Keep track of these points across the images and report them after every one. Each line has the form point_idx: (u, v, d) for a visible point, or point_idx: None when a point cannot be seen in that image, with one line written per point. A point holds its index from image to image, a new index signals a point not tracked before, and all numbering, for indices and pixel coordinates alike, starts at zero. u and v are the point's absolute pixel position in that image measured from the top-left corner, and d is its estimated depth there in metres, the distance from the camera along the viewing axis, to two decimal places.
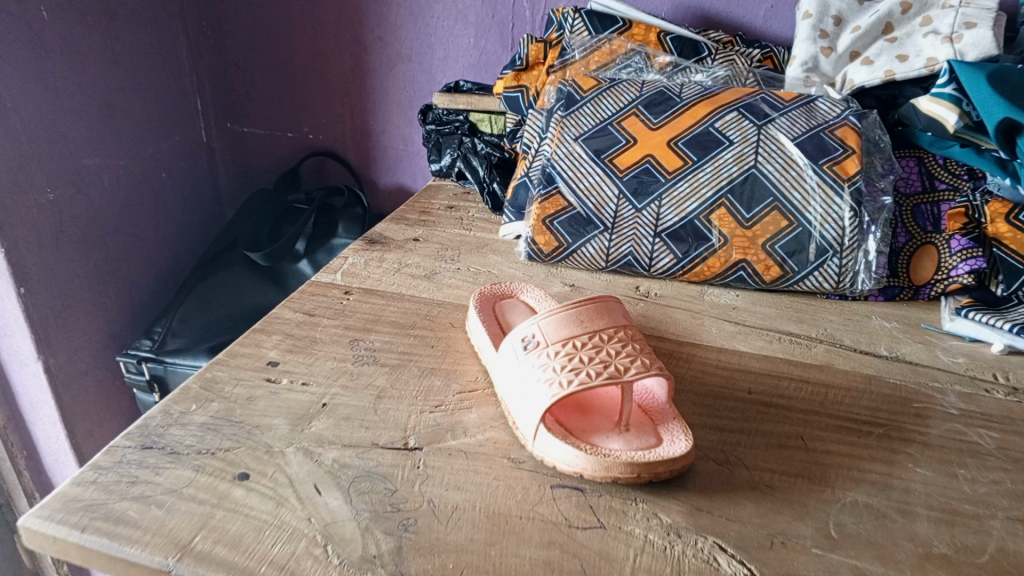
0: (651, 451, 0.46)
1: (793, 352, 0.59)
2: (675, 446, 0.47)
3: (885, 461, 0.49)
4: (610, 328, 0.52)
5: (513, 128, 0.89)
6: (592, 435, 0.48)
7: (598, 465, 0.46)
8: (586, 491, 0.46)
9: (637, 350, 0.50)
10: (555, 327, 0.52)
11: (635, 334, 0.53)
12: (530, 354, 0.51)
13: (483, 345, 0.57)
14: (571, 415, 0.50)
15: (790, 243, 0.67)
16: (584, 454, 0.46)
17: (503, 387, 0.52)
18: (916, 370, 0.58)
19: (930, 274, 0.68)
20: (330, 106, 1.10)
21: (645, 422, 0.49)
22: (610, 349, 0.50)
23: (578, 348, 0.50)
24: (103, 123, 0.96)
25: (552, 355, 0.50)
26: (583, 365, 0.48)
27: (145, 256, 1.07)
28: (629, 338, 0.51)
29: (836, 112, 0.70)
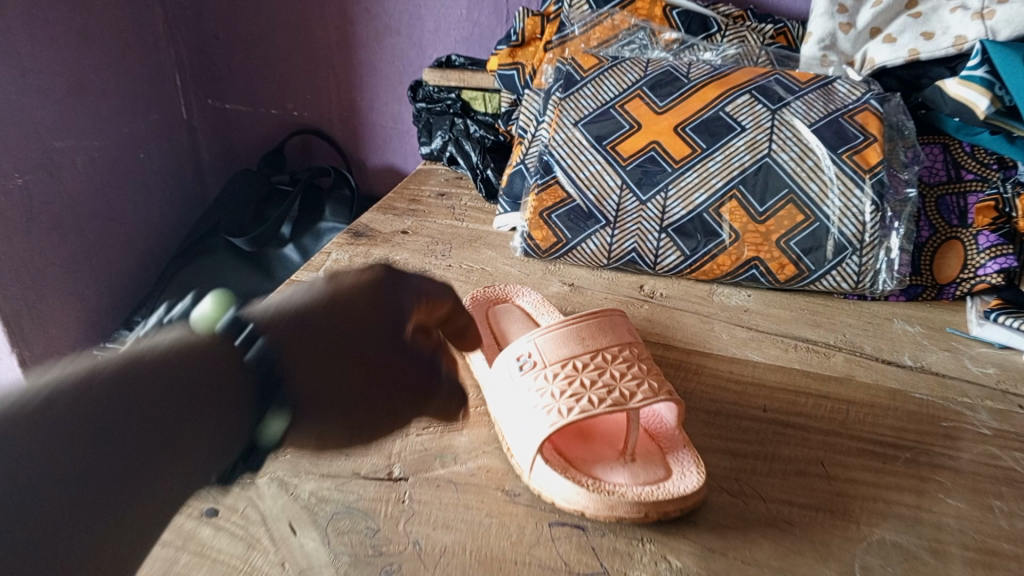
0: (659, 488, 0.42)
1: (810, 363, 0.55)
2: (686, 480, 0.43)
3: (914, 491, 0.45)
4: (614, 345, 0.48)
5: (507, 108, 0.82)
6: (595, 468, 0.44)
7: (600, 504, 0.42)
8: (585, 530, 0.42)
9: (644, 372, 0.46)
10: (553, 344, 0.48)
11: (641, 352, 0.49)
12: (526, 376, 0.46)
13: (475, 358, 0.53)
14: (572, 444, 0.46)
15: (806, 240, 0.62)
16: (585, 491, 0.42)
17: (496, 409, 0.48)
18: (944, 384, 0.53)
19: (955, 272, 0.63)
20: (315, 81, 1.04)
21: (651, 452, 0.46)
22: (614, 371, 0.46)
23: (579, 368, 0.46)
24: (74, 102, 0.90)
25: (551, 377, 0.46)
26: (586, 389, 0.45)
27: (125, 241, 1.02)
28: (636, 357, 0.47)
29: (856, 96, 0.65)
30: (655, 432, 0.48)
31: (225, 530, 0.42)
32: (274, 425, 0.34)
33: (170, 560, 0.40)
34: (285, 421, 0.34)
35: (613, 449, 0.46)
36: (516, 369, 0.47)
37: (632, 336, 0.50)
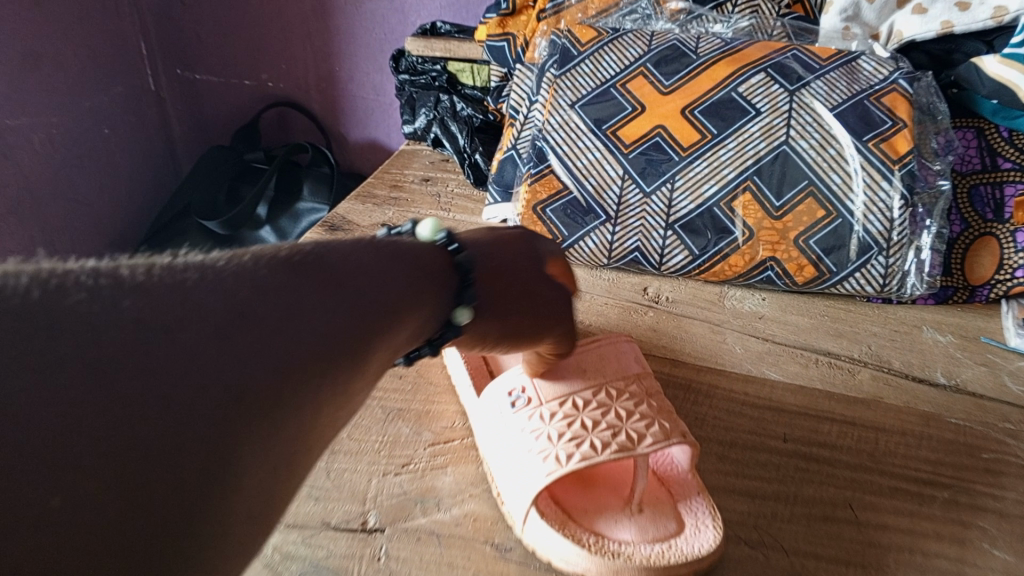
0: (670, 546, 0.37)
1: (833, 382, 0.50)
2: (698, 537, 0.38)
3: (954, 540, 0.40)
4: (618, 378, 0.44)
5: (496, 83, 0.76)
6: (597, 519, 0.39)
7: (604, 567, 0.36)
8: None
9: (653, 410, 0.41)
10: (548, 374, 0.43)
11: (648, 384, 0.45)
12: (519, 414, 0.42)
13: (462, 385, 0.48)
14: (572, 492, 0.41)
15: (827, 238, 0.56)
16: (587, 554, 0.37)
17: (484, 447, 0.43)
18: (982, 407, 0.48)
19: (989, 272, 0.57)
20: (291, 49, 0.97)
21: (658, 500, 0.41)
22: (619, 409, 0.41)
23: (578, 405, 0.42)
24: (28, 76, 0.83)
25: (547, 414, 0.41)
26: (584, 429, 0.40)
27: (90, 223, 0.96)
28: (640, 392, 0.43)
29: (882, 75, 0.59)
30: (663, 474, 0.43)
31: None
32: (461, 314, 0.34)
33: None
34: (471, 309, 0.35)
35: (616, 497, 0.41)
36: (508, 405, 0.42)
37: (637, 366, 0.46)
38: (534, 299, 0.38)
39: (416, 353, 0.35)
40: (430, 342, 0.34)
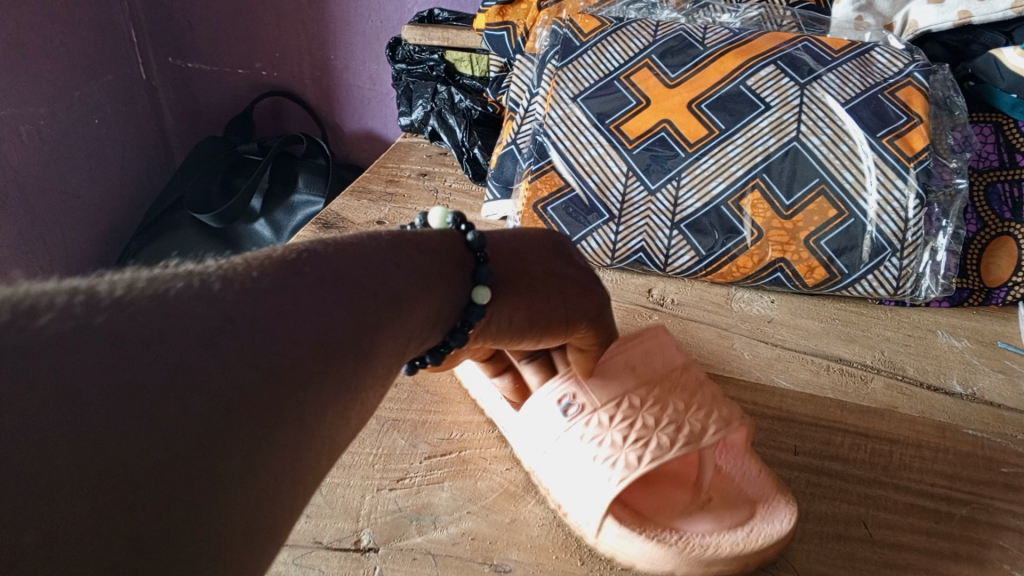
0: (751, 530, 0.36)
1: (845, 390, 0.48)
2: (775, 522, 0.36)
3: (973, 561, 0.38)
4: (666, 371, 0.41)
5: (496, 74, 0.73)
6: (670, 517, 0.37)
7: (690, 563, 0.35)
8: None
9: (706, 400, 0.39)
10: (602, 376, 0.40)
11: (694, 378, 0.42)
12: (573, 422, 0.39)
13: (491, 399, 0.45)
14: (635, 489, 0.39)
15: (839, 238, 0.54)
16: (670, 553, 0.35)
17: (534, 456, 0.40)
18: (1000, 418, 0.46)
19: (1007, 273, 0.55)
20: (287, 37, 0.95)
21: (726, 487, 0.38)
22: (675, 403, 0.39)
23: (634, 403, 0.39)
24: (15, 65, 0.80)
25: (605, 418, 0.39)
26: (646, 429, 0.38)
27: (81, 216, 0.93)
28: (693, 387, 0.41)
29: (897, 67, 0.57)
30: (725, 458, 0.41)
31: None
32: (480, 295, 0.32)
33: None
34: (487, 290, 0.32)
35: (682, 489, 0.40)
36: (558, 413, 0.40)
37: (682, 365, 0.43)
38: (567, 298, 0.35)
39: (445, 347, 0.33)
40: (455, 332, 0.33)
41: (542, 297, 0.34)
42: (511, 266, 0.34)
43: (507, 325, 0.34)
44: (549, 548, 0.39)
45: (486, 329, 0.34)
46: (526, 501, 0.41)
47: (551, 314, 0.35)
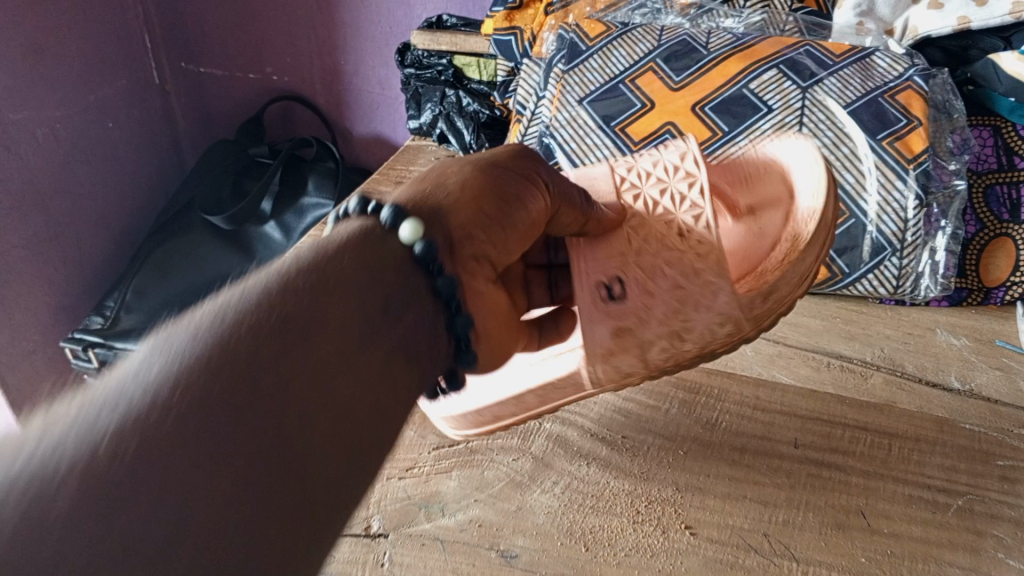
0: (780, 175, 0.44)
1: (845, 386, 0.49)
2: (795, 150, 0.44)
3: (969, 549, 0.39)
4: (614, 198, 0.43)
5: (503, 78, 0.76)
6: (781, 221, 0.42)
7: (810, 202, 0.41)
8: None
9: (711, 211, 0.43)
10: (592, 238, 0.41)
11: (630, 168, 0.45)
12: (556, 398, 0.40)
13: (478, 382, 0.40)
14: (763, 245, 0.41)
15: (839, 238, 0.55)
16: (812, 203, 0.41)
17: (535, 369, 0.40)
18: (998, 411, 0.47)
19: (1005, 274, 0.55)
20: (298, 43, 0.97)
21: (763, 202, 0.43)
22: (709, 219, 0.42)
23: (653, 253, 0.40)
24: (32, 69, 0.82)
25: (691, 259, 0.39)
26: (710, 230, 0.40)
27: (98, 219, 0.95)
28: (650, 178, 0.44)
29: (897, 72, 0.58)
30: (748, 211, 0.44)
31: None
32: (405, 224, 0.30)
33: None
34: (415, 221, 0.30)
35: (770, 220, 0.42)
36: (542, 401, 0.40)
37: (628, 163, 0.45)
38: (532, 187, 0.35)
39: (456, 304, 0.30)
40: (440, 266, 0.30)
41: (494, 198, 0.33)
42: (429, 198, 0.32)
43: (491, 235, 0.33)
44: (553, 535, 0.40)
45: (474, 253, 0.32)
46: (532, 490, 0.42)
47: (523, 212, 0.34)
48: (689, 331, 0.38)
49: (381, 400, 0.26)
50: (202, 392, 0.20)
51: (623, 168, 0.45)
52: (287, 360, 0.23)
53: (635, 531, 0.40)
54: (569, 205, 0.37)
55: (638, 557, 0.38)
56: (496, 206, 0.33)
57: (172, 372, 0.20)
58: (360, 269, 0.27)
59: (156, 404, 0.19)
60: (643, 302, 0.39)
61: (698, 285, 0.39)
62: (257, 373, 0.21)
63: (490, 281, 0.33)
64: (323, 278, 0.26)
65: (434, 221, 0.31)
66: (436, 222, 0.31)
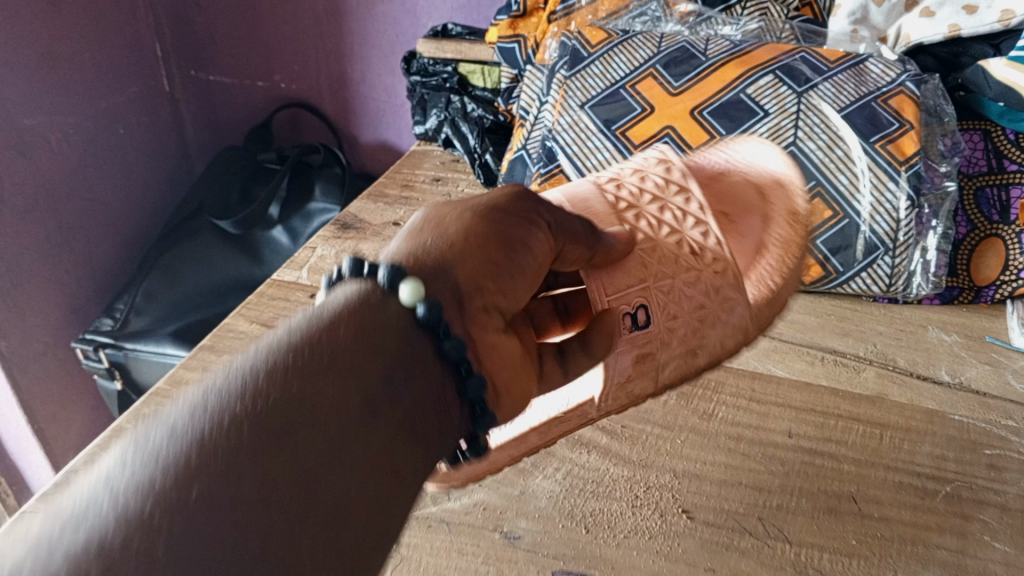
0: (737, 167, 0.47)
1: (839, 379, 0.50)
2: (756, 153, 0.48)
3: (957, 532, 0.40)
4: (612, 214, 0.41)
5: (507, 85, 0.77)
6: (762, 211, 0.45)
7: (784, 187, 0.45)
8: (598, 567, 0.38)
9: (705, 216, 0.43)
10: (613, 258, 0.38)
11: (616, 185, 0.44)
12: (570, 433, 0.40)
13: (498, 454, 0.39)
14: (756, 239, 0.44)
15: (833, 238, 0.57)
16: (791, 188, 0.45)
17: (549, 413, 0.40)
18: (986, 403, 0.48)
19: (995, 273, 0.57)
20: (305, 51, 0.99)
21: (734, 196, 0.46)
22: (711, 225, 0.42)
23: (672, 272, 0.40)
24: (48, 76, 0.84)
25: (709, 275, 0.40)
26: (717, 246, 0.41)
27: (108, 223, 0.97)
28: (643, 195, 0.43)
29: (890, 77, 0.60)
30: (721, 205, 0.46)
31: None
32: (403, 286, 0.27)
33: None
34: (413, 283, 0.27)
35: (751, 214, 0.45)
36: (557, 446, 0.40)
37: (614, 180, 0.44)
38: (534, 222, 0.33)
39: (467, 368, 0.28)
40: (446, 327, 0.27)
41: (496, 243, 0.31)
42: (427, 254, 0.30)
43: (497, 282, 0.31)
44: (555, 517, 0.41)
45: (484, 304, 0.30)
46: (534, 476, 0.44)
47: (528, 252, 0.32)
48: (705, 347, 0.40)
49: (384, 492, 0.22)
50: (168, 528, 0.17)
51: (609, 186, 0.43)
52: (265, 478, 0.19)
53: (634, 514, 0.41)
54: (574, 242, 0.35)
55: (637, 539, 0.40)
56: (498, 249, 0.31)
57: (130, 502, 0.17)
58: (355, 342, 0.24)
59: (114, 551, 0.16)
60: (666, 325, 0.39)
61: (718, 303, 0.40)
62: (240, 482, 0.18)
63: (503, 333, 0.31)
64: (316, 356, 0.23)
65: (434, 278, 0.28)
66: (435, 279, 0.28)
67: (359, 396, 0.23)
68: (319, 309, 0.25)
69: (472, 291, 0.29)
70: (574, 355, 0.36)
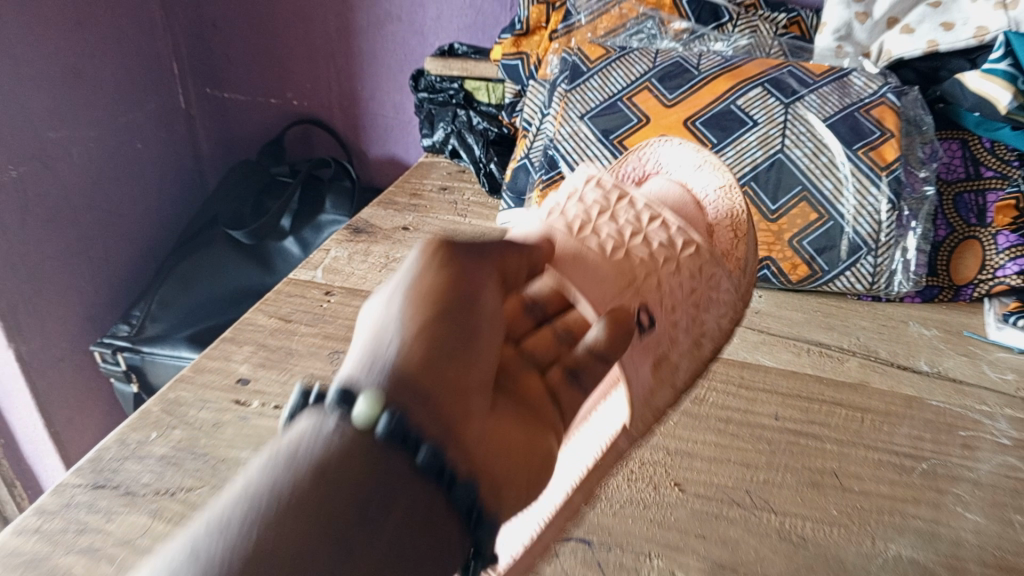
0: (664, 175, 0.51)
1: (823, 368, 0.53)
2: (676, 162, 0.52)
3: (931, 504, 0.43)
4: (572, 238, 0.42)
5: (511, 100, 0.81)
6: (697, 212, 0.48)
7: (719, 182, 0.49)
8: (595, 533, 0.42)
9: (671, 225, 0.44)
10: (579, 266, 0.40)
11: (559, 212, 0.44)
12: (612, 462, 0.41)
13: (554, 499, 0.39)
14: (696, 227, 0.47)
15: (819, 239, 0.60)
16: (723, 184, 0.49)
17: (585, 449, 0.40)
18: (961, 390, 0.52)
19: (972, 272, 0.61)
20: (317, 70, 1.03)
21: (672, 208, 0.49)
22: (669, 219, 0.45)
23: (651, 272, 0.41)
24: (70, 91, 0.88)
25: (686, 264, 0.43)
26: (680, 231, 0.44)
27: (124, 234, 1.00)
28: (589, 212, 0.44)
29: (873, 89, 0.63)
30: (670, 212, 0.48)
31: None
32: (357, 407, 0.22)
33: None
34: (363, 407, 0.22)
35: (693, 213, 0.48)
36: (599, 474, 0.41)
37: (555, 210, 0.44)
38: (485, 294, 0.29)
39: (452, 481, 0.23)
40: (417, 434, 0.22)
41: (453, 322, 0.26)
42: (378, 357, 0.24)
43: (467, 366, 0.26)
44: None
45: (461, 401, 0.25)
46: None
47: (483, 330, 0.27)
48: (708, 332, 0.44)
49: None
50: None
51: (554, 215, 0.43)
52: None
53: (630, 487, 0.44)
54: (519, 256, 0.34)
55: (632, 508, 0.43)
56: (461, 332, 0.26)
57: None
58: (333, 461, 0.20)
59: None
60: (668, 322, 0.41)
61: (705, 281, 0.43)
62: None
63: (485, 422, 0.26)
64: (272, 505, 0.19)
65: (393, 381, 0.23)
66: (395, 386, 0.23)
67: (330, 538, 0.19)
68: (276, 455, 0.20)
69: (449, 381, 0.24)
70: (587, 371, 0.34)
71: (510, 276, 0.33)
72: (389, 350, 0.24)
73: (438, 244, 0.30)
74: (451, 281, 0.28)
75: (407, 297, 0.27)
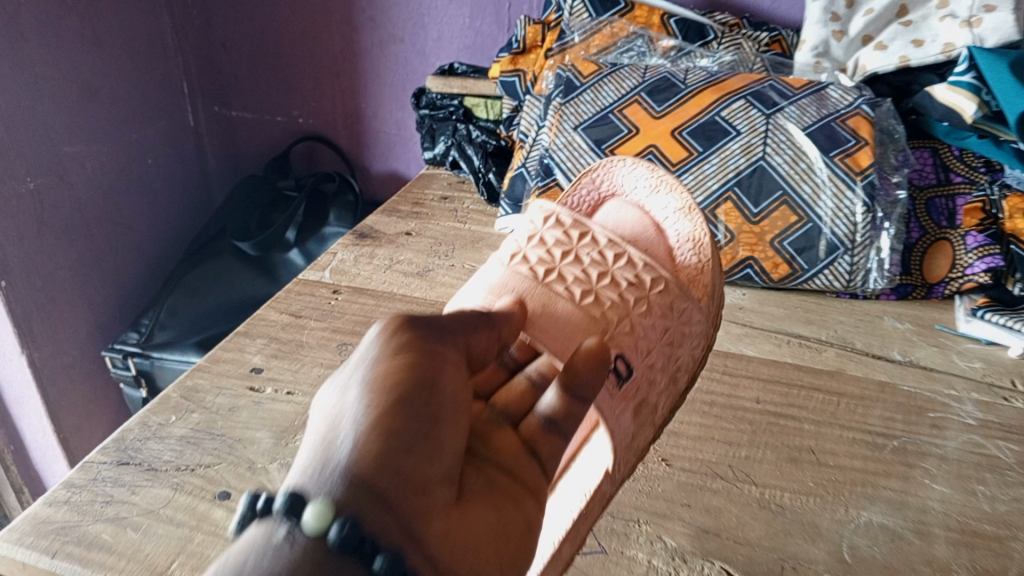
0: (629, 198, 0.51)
1: (803, 357, 0.57)
2: (632, 168, 0.50)
3: (901, 477, 0.47)
4: (535, 286, 0.43)
5: (508, 114, 0.86)
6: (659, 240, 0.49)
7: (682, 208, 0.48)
8: None
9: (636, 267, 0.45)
10: (548, 317, 0.42)
11: (522, 258, 0.45)
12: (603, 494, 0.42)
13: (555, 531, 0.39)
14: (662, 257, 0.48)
15: (799, 240, 0.64)
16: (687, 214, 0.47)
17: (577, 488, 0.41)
18: (932, 376, 0.55)
19: (944, 271, 0.65)
20: (322, 89, 1.07)
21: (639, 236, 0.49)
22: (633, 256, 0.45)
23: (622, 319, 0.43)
24: (86, 108, 0.92)
25: (657, 304, 0.44)
26: (647, 268, 0.44)
27: (134, 247, 1.03)
28: (553, 254, 0.45)
29: (848, 101, 0.67)
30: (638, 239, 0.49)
31: (237, 510, 0.44)
32: (305, 518, 0.23)
33: (186, 537, 0.42)
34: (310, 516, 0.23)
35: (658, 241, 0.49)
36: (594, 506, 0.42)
37: (517, 253, 0.46)
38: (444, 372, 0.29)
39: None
40: (372, 541, 0.23)
41: (409, 410, 0.26)
42: (327, 463, 0.25)
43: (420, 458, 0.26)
44: None
45: (418, 490, 0.25)
46: None
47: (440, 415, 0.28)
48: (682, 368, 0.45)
49: None
50: None
51: (517, 261, 0.45)
52: None
53: None
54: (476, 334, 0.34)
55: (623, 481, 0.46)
56: (417, 421, 0.26)
57: None
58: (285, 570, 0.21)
59: None
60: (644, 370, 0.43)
61: (677, 318, 0.44)
62: None
63: (445, 515, 0.27)
64: None
65: (346, 489, 0.24)
66: (346, 495, 0.24)
67: None
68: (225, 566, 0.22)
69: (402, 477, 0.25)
70: (563, 417, 0.35)
71: (473, 355, 0.34)
72: (338, 449, 0.25)
73: (398, 326, 0.30)
74: (405, 365, 0.28)
75: (359, 387, 0.27)
